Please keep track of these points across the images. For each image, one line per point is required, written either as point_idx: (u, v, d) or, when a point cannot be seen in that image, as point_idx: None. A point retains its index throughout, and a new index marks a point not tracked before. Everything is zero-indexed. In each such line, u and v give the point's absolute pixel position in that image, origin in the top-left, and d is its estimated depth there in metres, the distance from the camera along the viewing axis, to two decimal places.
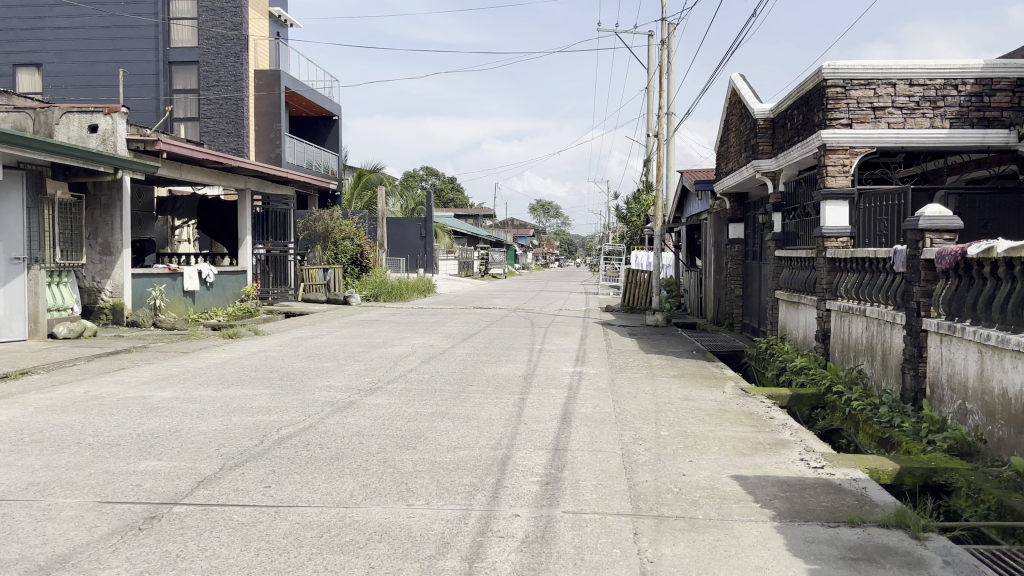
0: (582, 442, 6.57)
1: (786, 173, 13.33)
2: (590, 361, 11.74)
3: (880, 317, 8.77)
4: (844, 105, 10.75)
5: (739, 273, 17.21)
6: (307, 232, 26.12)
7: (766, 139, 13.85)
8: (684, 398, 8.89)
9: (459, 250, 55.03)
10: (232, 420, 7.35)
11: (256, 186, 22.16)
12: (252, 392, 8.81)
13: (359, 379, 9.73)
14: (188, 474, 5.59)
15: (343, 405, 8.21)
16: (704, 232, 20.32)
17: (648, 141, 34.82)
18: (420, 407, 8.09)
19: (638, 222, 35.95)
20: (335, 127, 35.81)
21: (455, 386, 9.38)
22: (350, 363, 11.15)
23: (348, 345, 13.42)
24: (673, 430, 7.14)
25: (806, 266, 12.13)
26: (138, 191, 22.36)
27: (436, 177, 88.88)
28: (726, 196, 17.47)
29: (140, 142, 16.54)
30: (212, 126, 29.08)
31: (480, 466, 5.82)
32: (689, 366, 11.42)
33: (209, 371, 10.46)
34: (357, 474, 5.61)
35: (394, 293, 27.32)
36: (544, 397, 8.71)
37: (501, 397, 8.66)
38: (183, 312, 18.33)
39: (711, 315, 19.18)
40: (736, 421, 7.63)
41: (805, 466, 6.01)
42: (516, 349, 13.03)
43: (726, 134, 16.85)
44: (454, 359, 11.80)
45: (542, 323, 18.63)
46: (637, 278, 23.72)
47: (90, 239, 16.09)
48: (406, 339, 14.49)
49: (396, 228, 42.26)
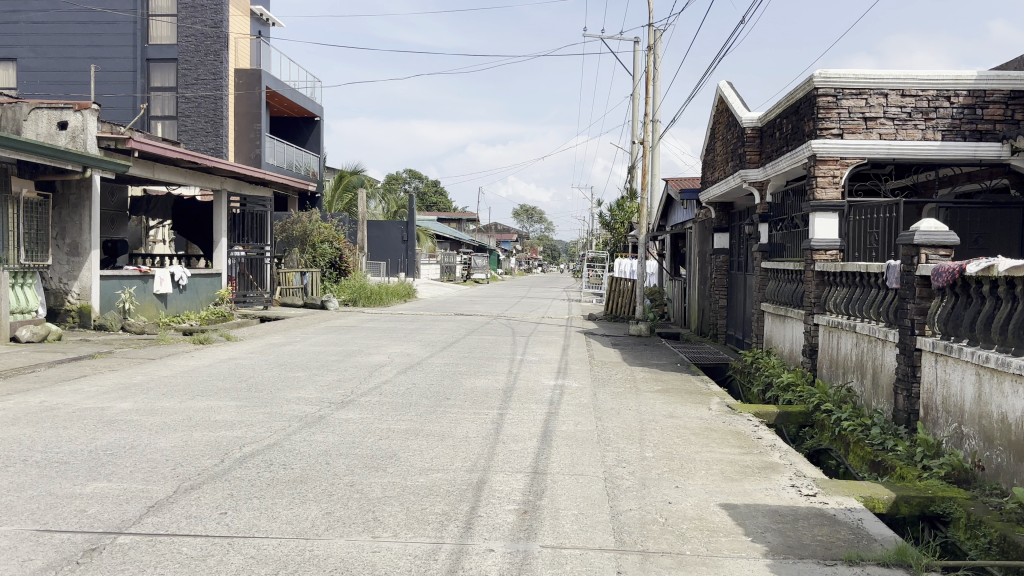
0: (562, 465, 6.24)
1: (773, 183, 13.10)
2: (571, 374, 11.40)
3: (871, 333, 8.52)
4: (835, 114, 10.51)
5: (723, 284, 16.99)
6: (285, 235, 26.29)
7: (754, 148, 13.60)
8: (669, 415, 8.57)
9: (441, 254, 54.62)
10: (194, 435, 6.95)
11: (233, 187, 21.69)
12: (217, 405, 8.41)
13: (331, 392, 9.35)
14: (138, 498, 5.20)
15: (313, 420, 7.83)
16: (689, 241, 20.06)
17: (632, 148, 34.63)
18: (394, 423, 7.72)
19: (622, 229, 35.72)
20: (316, 129, 35.36)
21: (432, 399, 9.01)
22: (323, 373, 10.77)
23: (322, 353, 13.03)
24: (658, 451, 6.82)
25: (793, 279, 11.88)
26: (110, 191, 21.89)
27: (419, 180, 88.51)
28: (712, 205, 17.23)
29: (110, 141, 16.01)
30: (190, 125, 28.53)
31: (453, 492, 5.46)
32: (674, 380, 11.11)
33: (175, 380, 10.03)
34: (320, 500, 5.24)
35: (373, 298, 26.92)
36: (523, 413, 8.36)
37: (479, 412, 8.32)
38: (153, 316, 17.84)
39: (695, 326, 18.89)
40: (722, 442, 7.33)
41: (796, 494, 5.70)
42: (496, 360, 12.67)
43: (712, 142, 16.62)
44: (431, 370, 11.43)
45: (523, 331, 18.27)
46: (620, 287, 23.44)
47: (58, 239, 15.60)
48: (383, 347, 14.09)
49: (377, 231, 41.82)
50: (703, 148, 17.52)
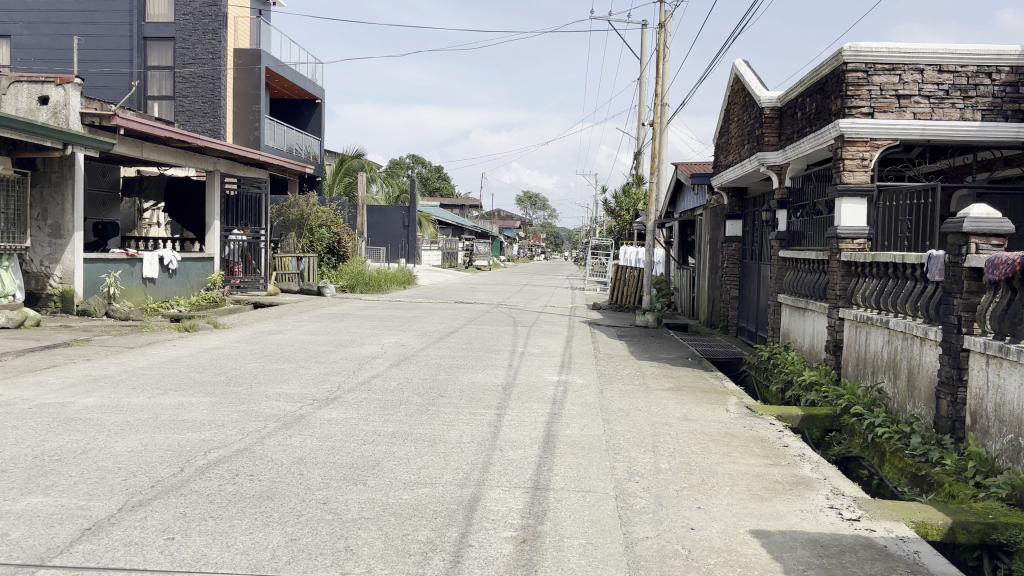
0: (568, 479, 5.49)
1: (793, 166, 12.33)
2: (576, 369, 10.63)
3: (907, 330, 7.76)
4: (866, 92, 9.72)
5: (736, 274, 16.28)
6: (281, 218, 25.31)
7: (773, 130, 12.85)
8: (683, 417, 7.83)
9: (443, 241, 53.78)
10: (155, 438, 6.21)
11: (226, 168, 20.91)
12: (190, 401, 7.67)
13: (316, 387, 8.59)
14: (74, 518, 4.46)
15: (291, 420, 7.09)
16: (699, 229, 19.27)
17: (640, 134, 33.86)
18: (380, 424, 6.98)
19: (628, 216, 35.01)
20: (317, 111, 34.58)
21: (425, 397, 8.27)
22: (310, 366, 10.04)
23: (311, 343, 12.29)
24: (675, 462, 6.09)
25: (815, 270, 11.13)
26: (101, 171, 21.23)
27: (422, 165, 87.72)
28: (724, 191, 16.45)
29: (94, 117, 15.11)
30: (187, 106, 27.77)
31: (440, 513, 4.72)
32: (686, 376, 10.34)
33: (149, 373, 9.28)
34: (286, 523, 4.51)
35: (372, 284, 26.15)
36: (524, 414, 7.61)
37: (476, 412, 7.58)
38: (141, 301, 17.11)
39: (704, 316, 18.10)
40: (745, 450, 6.59)
41: (836, 518, 4.97)
42: (496, 353, 11.91)
43: (726, 124, 15.85)
44: (426, 363, 10.67)
45: (525, 321, 17.50)
46: (625, 275, 22.62)
47: (38, 220, 14.85)
48: (378, 337, 13.33)
49: (377, 215, 40.98)
50: (716, 130, 16.76)
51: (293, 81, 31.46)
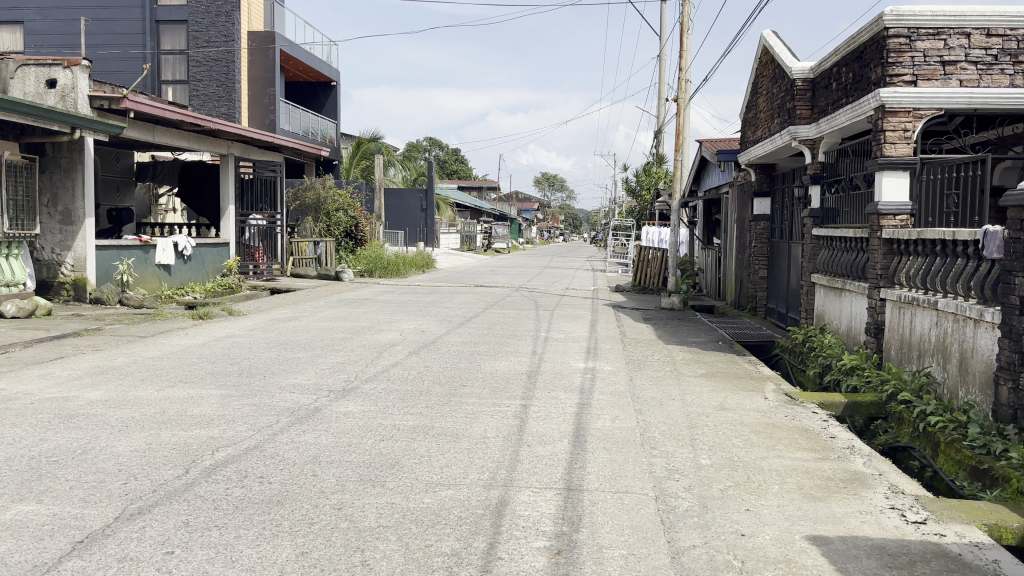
0: (602, 478, 5.07)
1: (827, 140, 11.78)
2: (603, 355, 10.20)
3: (958, 312, 7.25)
4: (909, 58, 9.16)
5: (765, 253, 15.79)
6: (297, 202, 24.76)
7: (805, 103, 12.29)
8: (720, 406, 7.38)
9: (461, 224, 53.34)
10: (160, 436, 5.85)
11: (240, 152, 20.54)
12: (200, 394, 7.31)
13: (331, 378, 8.21)
14: (66, 530, 4.09)
15: (305, 414, 6.71)
16: (725, 207, 18.73)
17: (660, 111, 33.22)
18: (399, 418, 6.58)
19: (648, 195, 34.44)
20: (333, 94, 34.15)
21: (446, 387, 7.87)
22: (326, 354, 9.67)
23: (328, 330, 11.93)
24: (717, 457, 5.66)
25: (853, 249, 10.59)
26: (115, 156, 21.01)
27: (440, 148, 87.28)
28: (752, 167, 15.91)
29: (103, 100, 14.77)
30: (201, 89, 27.47)
31: (466, 520, 4.31)
32: (719, 362, 9.87)
33: (160, 364, 8.93)
34: (297, 532, 4.12)
35: (390, 269, 25.70)
36: (551, 405, 7.18)
37: (500, 403, 7.16)
38: (156, 288, 16.83)
39: (731, 298, 17.57)
40: (790, 443, 6.15)
41: (900, 521, 4.51)
42: (519, 339, 11.49)
43: (755, 98, 15.30)
44: (447, 350, 10.27)
45: (547, 305, 17.05)
46: (649, 255, 22.20)
47: (49, 206, 14.55)
48: (396, 323, 12.93)
49: (395, 198, 40.58)
50: (744, 104, 16.22)
51: (308, 63, 31.06)
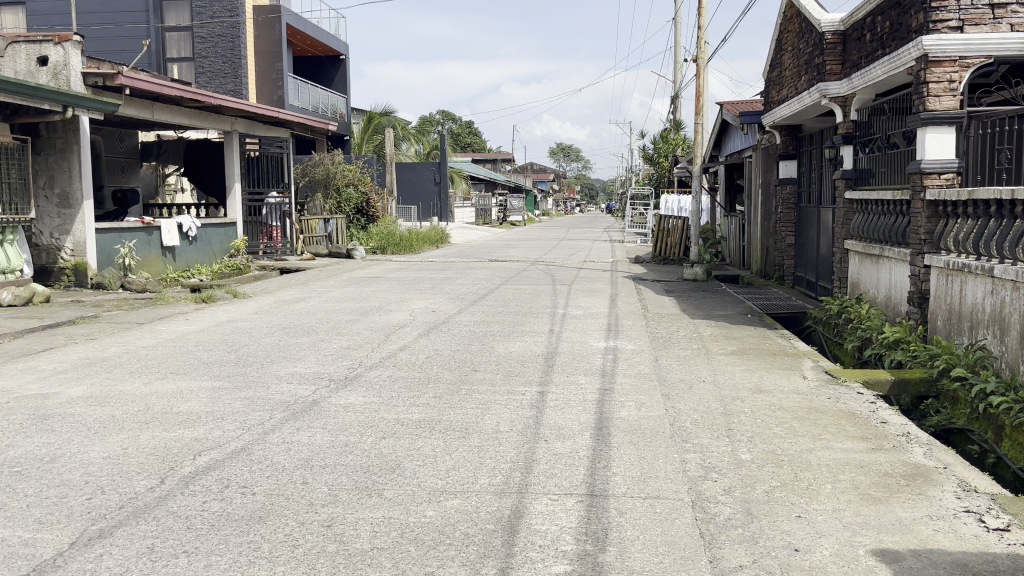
0: (631, 481, 4.47)
1: (860, 97, 11.00)
2: (625, 332, 9.56)
3: (1019, 279, 6.55)
4: (954, 2, 8.36)
5: (791, 219, 15.08)
6: (307, 177, 24.32)
7: (836, 58, 11.51)
8: (755, 389, 6.75)
9: (476, 197, 52.63)
10: (139, 439, 5.28)
11: (244, 129, 19.89)
12: (190, 388, 6.75)
13: (333, 365, 7.64)
14: (11, 560, 3.54)
15: (301, 408, 6.14)
16: (749, 173, 17.98)
17: (676, 75, 32.35)
18: (403, 411, 6.00)
19: (666, 162, 33.64)
20: (343, 68, 33.42)
21: (457, 373, 7.28)
22: (331, 339, 9.10)
23: (335, 311, 11.36)
24: (758, 453, 5.04)
25: (891, 212, 9.85)
26: (119, 137, 20.54)
27: (453, 121, 86.49)
28: (777, 129, 15.14)
29: (98, 77, 14.13)
30: (207, 67, 26.80)
31: (473, 539, 3.72)
32: (750, 337, 9.21)
33: (153, 353, 8.38)
34: (276, 559, 3.54)
35: (403, 245, 25.10)
36: (570, 392, 6.58)
37: (514, 391, 6.55)
38: (160, 272, 16.30)
39: (756, 267, 16.84)
40: (837, 432, 5.52)
41: (979, 529, 3.87)
42: (535, 317, 10.87)
43: (780, 55, 14.48)
44: (459, 331, 9.67)
45: (564, 278, 16.38)
46: (668, 225, 21.48)
47: (46, 188, 14.03)
48: (407, 302, 12.34)
49: (407, 172, 39.85)
50: (767, 62, 15.40)
51: (315, 37, 30.34)
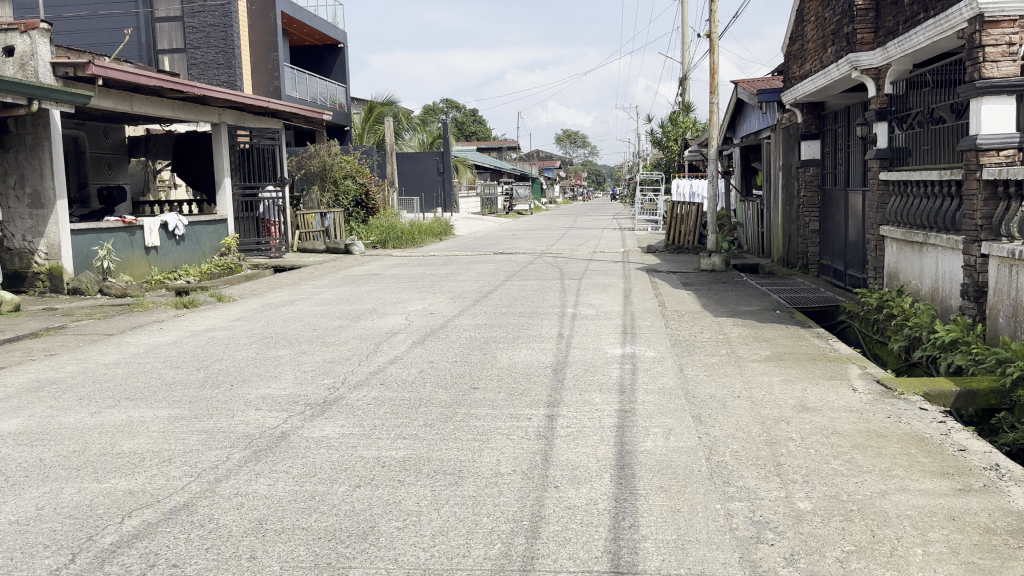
0: (666, 552, 3.50)
1: (896, 67, 9.95)
2: (642, 335, 8.58)
3: None
4: None
5: (816, 203, 14.08)
6: (302, 170, 23.14)
7: (867, 26, 10.50)
8: (800, 407, 5.78)
9: (481, 186, 51.68)
10: (61, 494, 4.34)
11: (234, 120, 18.92)
12: (143, 418, 5.81)
13: (312, 385, 6.68)
14: None
15: (267, 444, 5.20)
16: (767, 154, 16.95)
17: (685, 56, 31.25)
18: (387, 446, 5.04)
19: (676, 146, 32.63)
20: (341, 56, 32.40)
21: (453, 393, 6.33)
22: (314, 350, 8.14)
23: (324, 316, 10.40)
24: (818, 500, 4.08)
25: (937, 195, 8.82)
26: (104, 131, 19.60)
27: (456, 110, 85.64)
28: (798, 106, 14.08)
29: (67, 67, 13.13)
30: (199, 58, 25.77)
31: None
32: (784, 339, 8.23)
33: (112, 373, 7.43)
34: None
35: (405, 239, 23.94)
36: (584, 416, 5.61)
37: (518, 417, 5.60)
38: (144, 274, 15.36)
39: (778, 255, 15.79)
40: (911, 467, 4.52)
41: None
42: (542, 318, 9.90)
43: (802, 26, 13.42)
44: (457, 337, 8.71)
45: (573, 272, 15.39)
46: (681, 212, 20.59)
47: (17, 188, 13.12)
48: (403, 304, 11.38)
49: (410, 163, 38.90)
50: (787, 35, 14.34)
51: (312, 25, 29.34)
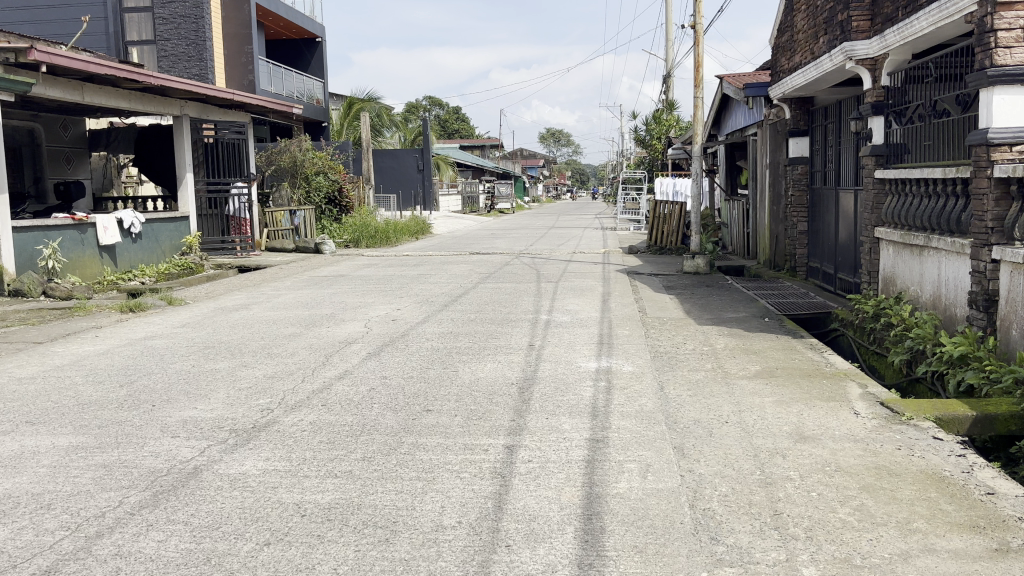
0: None
1: (894, 57, 9.25)
2: (620, 346, 7.84)
3: None
4: None
5: (804, 203, 13.45)
6: (272, 166, 22.31)
7: (862, 13, 9.81)
8: (797, 436, 5.05)
9: (462, 184, 50.84)
10: None
11: (197, 113, 18.02)
12: (36, 449, 4.97)
13: (243, 407, 5.87)
14: None
15: (173, 482, 4.39)
16: (753, 152, 16.30)
17: (668, 54, 30.60)
18: (315, 489, 4.26)
19: (659, 145, 31.96)
20: (318, 50, 31.49)
21: (402, 417, 5.55)
22: (255, 364, 7.31)
23: (277, 323, 9.57)
24: (827, 566, 3.33)
25: (940, 194, 8.11)
26: (62, 124, 18.62)
27: (440, 108, 84.71)
28: (786, 101, 13.40)
29: (7, 52, 12.17)
30: (169, 50, 24.70)
31: None
32: (774, 352, 7.50)
33: (20, 390, 6.55)
34: None
35: (379, 238, 23.03)
36: (549, 447, 4.84)
37: (474, 449, 4.82)
38: (96, 275, 14.43)
39: (764, 257, 15.10)
40: (935, 520, 3.79)
41: None
42: (513, 326, 9.12)
43: (792, 16, 12.73)
44: (417, 348, 7.93)
45: (550, 274, 14.63)
46: (664, 211, 19.79)
47: None
48: (364, 309, 10.58)
49: (388, 160, 38.06)
50: (776, 26, 13.66)
51: (288, 18, 28.40)
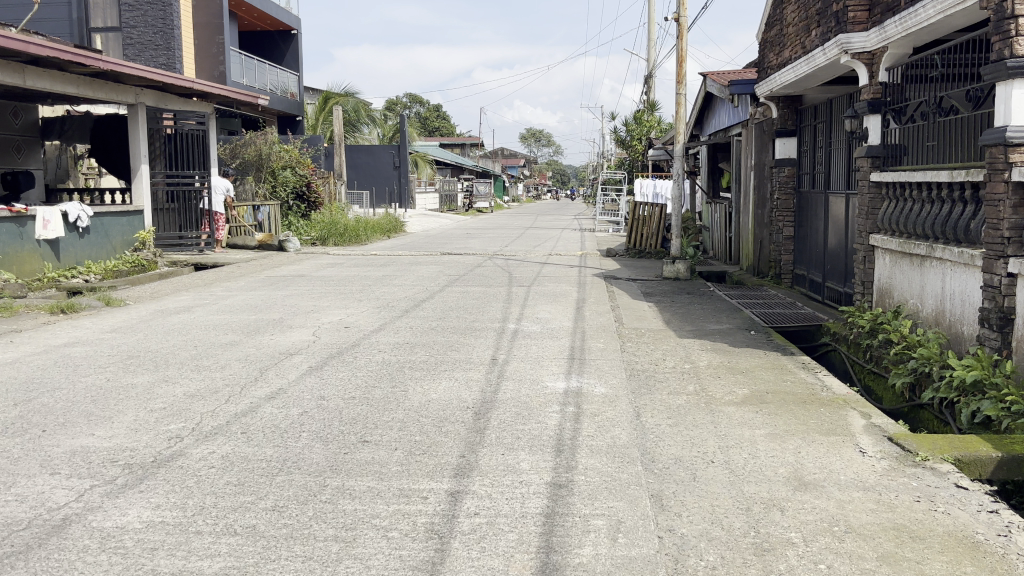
0: None
1: (893, 52, 8.51)
2: (591, 362, 7.05)
3: None
4: None
5: (790, 207, 12.74)
6: (237, 159, 21.14)
7: (860, 3, 9.07)
8: (795, 482, 4.25)
9: (441, 182, 49.83)
10: None
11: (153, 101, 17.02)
12: None
13: (149, 435, 5.00)
14: None
15: (28, 542, 3.51)
16: (737, 153, 15.58)
17: (651, 53, 29.88)
18: (203, 554, 3.40)
19: (640, 145, 31.22)
20: (291, 41, 30.45)
21: (331, 451, 4.71)
22: (178, 378, 6.44)
23: (218, 329, 8.68)
24: None
25: (945, 200, 7.37)
26: (12, 111, 17.70)
27: (420, 105, 83.66)
28: (773, 99, 12.67)
29: None
30: (134, 38, 23.38)
31: None
32: (764, 372, 6.71)
33: None
34: None
35: (348, 235, 22.14)
36: (501, 495, 4.02)
37: (411, 498, 3.97)
38: (36, 270, 13.46)
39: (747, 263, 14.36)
40: None
41: None
42: (477, 336, 8.29)
43: (782, 8, 11.98)
44: (366, 361, 7.10)
45: (523, 277, 13.84)
46: (644, 213, 19.01)
47: None
48: (317, 314, 9.72)
49: (364, 156, 37.16)
50: (765, 19, 12.91)
51: (261, 8, 27.37)
